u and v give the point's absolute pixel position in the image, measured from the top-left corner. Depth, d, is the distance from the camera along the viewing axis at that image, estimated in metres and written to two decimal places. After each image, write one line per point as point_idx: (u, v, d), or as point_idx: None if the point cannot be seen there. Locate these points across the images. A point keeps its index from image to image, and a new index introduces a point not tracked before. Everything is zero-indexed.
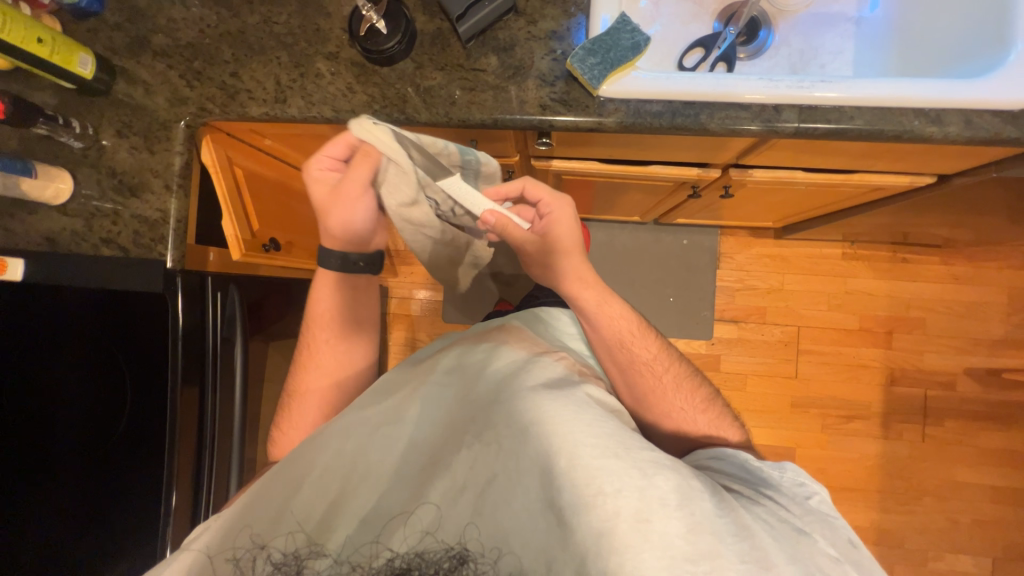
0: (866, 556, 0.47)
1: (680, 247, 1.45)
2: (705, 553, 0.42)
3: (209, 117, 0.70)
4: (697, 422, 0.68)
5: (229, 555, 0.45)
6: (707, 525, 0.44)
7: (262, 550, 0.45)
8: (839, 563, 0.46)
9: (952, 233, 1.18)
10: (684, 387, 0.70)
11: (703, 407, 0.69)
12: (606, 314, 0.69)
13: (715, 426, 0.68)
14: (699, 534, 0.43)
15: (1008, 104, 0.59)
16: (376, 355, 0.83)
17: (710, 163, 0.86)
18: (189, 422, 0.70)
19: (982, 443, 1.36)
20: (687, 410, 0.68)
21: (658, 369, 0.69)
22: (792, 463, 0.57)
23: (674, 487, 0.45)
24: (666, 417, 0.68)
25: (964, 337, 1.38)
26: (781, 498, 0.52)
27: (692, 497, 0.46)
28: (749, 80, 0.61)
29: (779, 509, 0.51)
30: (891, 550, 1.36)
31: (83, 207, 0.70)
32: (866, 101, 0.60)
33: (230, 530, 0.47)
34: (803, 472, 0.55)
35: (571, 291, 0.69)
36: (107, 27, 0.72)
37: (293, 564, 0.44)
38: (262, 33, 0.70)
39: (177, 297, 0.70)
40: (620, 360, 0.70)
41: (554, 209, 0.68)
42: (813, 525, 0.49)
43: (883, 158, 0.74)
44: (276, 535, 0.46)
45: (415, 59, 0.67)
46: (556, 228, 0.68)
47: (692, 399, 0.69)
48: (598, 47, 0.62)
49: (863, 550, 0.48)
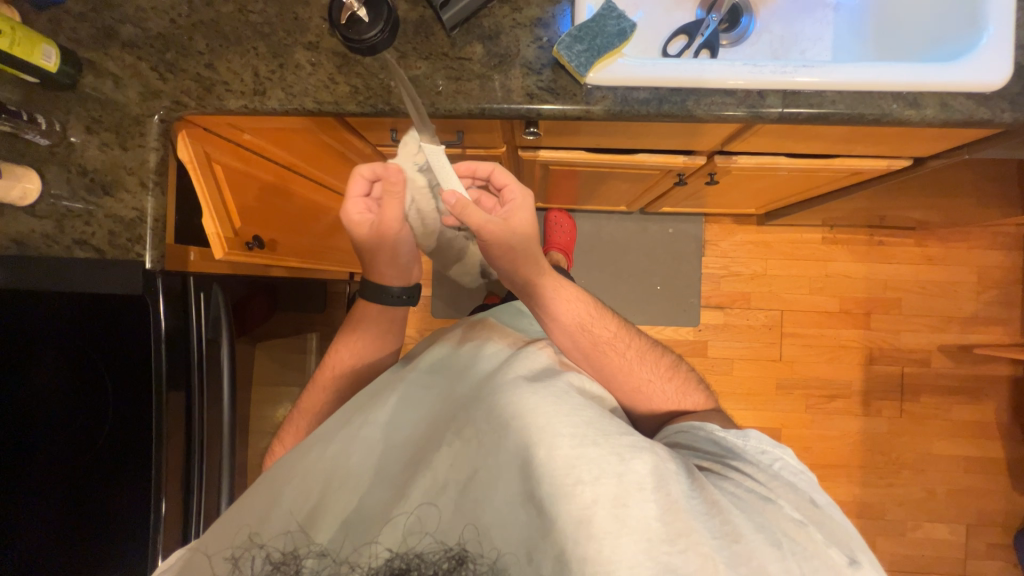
0: (826, 515, 0.49)
1: (666, 236, 1.47)
2: (681, 532, 0.42)
3: (184, 110, 0.67)
4: (666, 391, 0.70)
5: (227, 554, 0.42)
6: (682, 504, 0.44)
7: (261, 550, 0.42)
8: (804, 526, 0.47)
9: (926, 216, 1.22)
10: (648, 358, 0.72)
11: (667, 375, 0.71)
12: (561, 301, 0.69)
13: (681, 392, 0.70)
14: (675, 514, 0.43)
15: (981, 86, 0.61)
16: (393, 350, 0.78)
17: (694, 150, 0.87)
18: (177, 430, 0.66)
19: (956, 416, 1.42)
20: (656, 381, 0.70)
21: (620, 346, 0.70)
22: (756, 430, 0.58)
23: (650, 470, 0.46)
24: (637, 393, 0.69)
25: (938, 315, 1.43)
26: (747, 468, 0.54)
27: (667, 478, 0.46)
28: (733, 66, 0.62)
29: (746, 480, 0.52)
30: (872, 522, 1.42)
31: (53, 208, 0.66)
32: (846, 86, 0.61)
33: (227, 532, 0.44)
34: (766, 438, 0.56)
35: (530, 278, 0.67)
36: (71, 17, 0.68)
37: (292, 564, 0.41)
38: (236, 22, 0.67)
39: (158, 299, 0.66)
40: (583, 345, 0.69)
41: (518, 196, 0.65)
42: (778, 491, 0.51)
43: (862, 142, 0.76)
44: (274, 534, 0.43)
45: (398, 49, 0.66)
46: (517, 215, 0.64)
47: (657, 368, 0.71)
48: (584, 34, 0.61)
49: (824, 509, 0.50)
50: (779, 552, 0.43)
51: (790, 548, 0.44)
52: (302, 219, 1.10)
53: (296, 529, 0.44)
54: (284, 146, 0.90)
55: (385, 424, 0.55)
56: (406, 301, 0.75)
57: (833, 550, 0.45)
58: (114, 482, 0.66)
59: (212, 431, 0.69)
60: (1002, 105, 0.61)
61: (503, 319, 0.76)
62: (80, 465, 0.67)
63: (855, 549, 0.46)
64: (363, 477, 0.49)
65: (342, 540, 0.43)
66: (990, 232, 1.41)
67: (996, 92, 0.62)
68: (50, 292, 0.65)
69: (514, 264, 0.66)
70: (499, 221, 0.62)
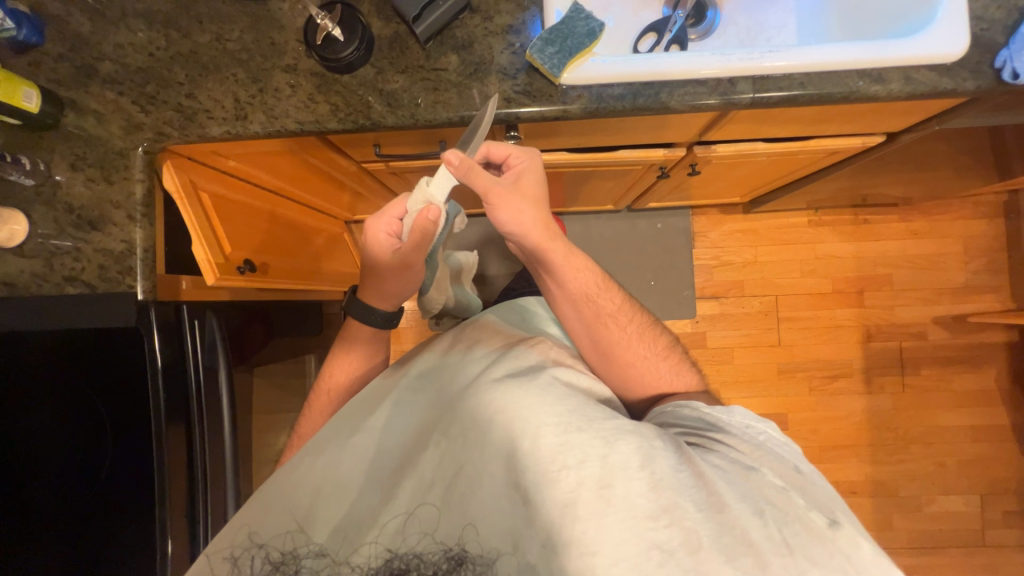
0: (809, 481, 0.49)
1: (655, 231, 1.48)
2: (666, 507, 0.42)
3: (167, 141, 0.68)
4: (661, 369, 0.71)
5: (227, 555, 0.43)
6: (667, 481, 0.44)
7: (261, 549, 0.43)
8: (785, 490, 0.47)
9: (907, 191, 1.24)
10: (648, 336, 0.72)
11: (664, 354, 0.72)
12: (573, 268, 0.68)
13: (676, 371, 0.71)
14: (659, 490, 0.43)
15: (941, 58, 0.62)
16: (380, 356, 0.79)
17: (674, 143, 0.89)
18: (178, 465, 0.64)
19: (958, 386, 1.43)
20: (651, 359, 0.71)
21: (622, 321, 0.71)
22: (740, 407, 0.59)
23: (635, 449, 0.46)
24: (632, 369, 0.70)
25: (930, 288, 1.45)
26: (731, 439, 0.54)
27: (653, 455, 0.46)
28: (702, 56, 0.64)
29: (730, 451, 0.52)
30: (886, 500, 1.41)
31: (41, 247, 0.65)
32: (813, 67, 0.63)
33: (229, 529, 0.45)
34: (750, 413, 0.57)
35: (538, 245, 0.65)
36: (50, 59, 0.69)
37: (292, 563, 0.42)
38: (214, 51, 0.69)
39: (152, 333, 0.65)
40: (586, 315, 0.70)
41: (524, 161, 0.64)
42: (762, 460, 0.51)
43: (834, 122, 0.78)
44: (274, 534, 0.44)
45: (375, 65, 0.67)
46: (524, 179, 0.63)
47: (654, 347, 0.72)
48: (554, 37, 0.63)
49: (807, 476, 0.50)
50: (761, 521, 0.43)
51: (772, 516, 0.44)
52: (293, 241, 1.11)
53: (296, 528, 0.44)
54: (269, 170, 0.90)
55: (375, 433, 0.54)
56: (387, 323, 0.76)
57: (814, 513, 0.45)
58: (117, 515, 0.66)
59: (216, 458, 0.69)
60: (964, 75, 0.63)
61: (500, 317, 0.78)
62: (86, 500, 0.66)
63: (836, 512, 0.46)
64: (354, 481, 0.48)
65: (339, 540, 0.43)
66: (970, 202, 1.44)
67: (956, 63, 0.63)
68: (40, 330, 0.64)
69: (523, 226, 0.62)
70: (508, 185, 0.61)
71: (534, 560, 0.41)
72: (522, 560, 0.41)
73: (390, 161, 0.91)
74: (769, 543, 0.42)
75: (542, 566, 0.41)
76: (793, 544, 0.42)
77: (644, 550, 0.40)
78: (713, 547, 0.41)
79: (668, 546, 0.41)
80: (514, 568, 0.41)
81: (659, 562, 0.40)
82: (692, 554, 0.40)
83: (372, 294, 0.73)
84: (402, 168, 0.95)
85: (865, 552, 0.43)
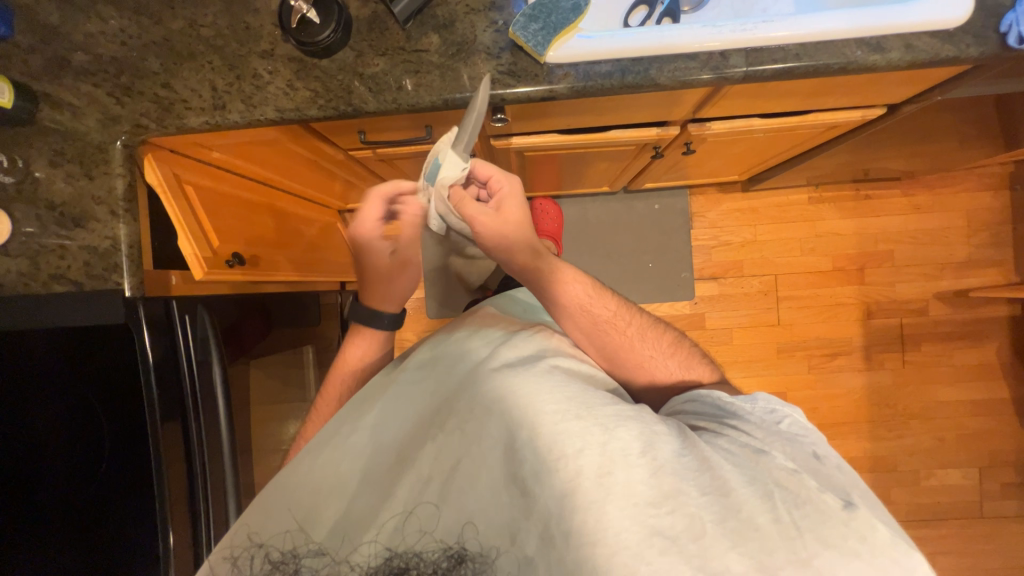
0: (831, 468, 0.47)
1: (653, 212, 1.46)
2: (667, 493, 0.42)
3: (146, 133, 0.67)
4: (669, 366, 0.69)
5: (226, 554, 0.43)
6: (669, 467, 0.44)
7: (261, 549, 0.43)
8: (797, 474, 0.45)
9: (909, 165, 1.21)
10: (649, 334, 0.71)
11: (670, 351, 0.71)
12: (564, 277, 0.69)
13: (683, 366, 0.69)
14: (661, 476, 0.43)
15: (943, 23, 0.60)
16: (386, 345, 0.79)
17: (667, 121, 0.86)
18: (176, 459, 0.65)
19: (958, 360, 1.42)
20: (658, 357, 0.70)
21: (622, 324, 0.70)
22: (763, 393, 0.56)
23: (635, 435, 0.46)
24: (640, 369, 0.68)
25: (931, 263, 1.43)
26: (744, 426, 0.52)
27: (654, 442, 0.46)
28: (694, 29, 0.61)
29: (741, 436, 0.51)
30: (885, 475, 1.42)
31: (25, 246, 0.64)
32: (810, 37, 0.60)
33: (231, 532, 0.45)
34: (773, 398, 0.55)
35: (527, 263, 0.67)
36: (21, 52, 0.67)
37: (291, 562, 0.42)
38: (189, 38, 0.66)
39: (140, 328, 0.64)
40: (585, 323, 0.69)
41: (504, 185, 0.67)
42: (774, 444, 0.50)
43: (832, 95, 0.76)
44: (274, 533, 0.44)
45: (354, 47, 0.65)
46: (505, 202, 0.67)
47: (659, 345, 0.71)
48: (538, 13, 0.60)
49: (830, 463, 0.48)
50: (769, 504, 0.42)
51: (781, 498, 0.43)
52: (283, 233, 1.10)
53: (295, 528, 0.44)
54: (253, 160, 0.89)
55: (374, 429, 0.54)
56: (388, 321, 0.77)
57: (827, 494, 0.43)
58: (120, 505, 0.67)
59: (212, 452, 0.68)
60: (967, 40, 0.60)
61: (504, 308, 0.77)
62: (89, 492, 0.68)
63: (851, 493, 0.44)
64: (353, 481, 0.48)
65: (339, 539, 0.43)
66: (974, 173, 1.41)
67: (960, 28, 0.61)
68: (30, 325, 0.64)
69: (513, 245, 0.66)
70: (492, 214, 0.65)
71: (532, 554, 0.41)
72: (519, 553, 0.42)
73: (377, 148, 0.89)
74: (777, 528, 0.41)
75: (540, 558, 0.41)
76: (803, 526, 0.41)
77: (646, 538, 0.40)
78: (717, 532, 0.40)
79: (672, 532, 0.40)
80: (509, 566, 0.42)
81: (661, 549, 0.40)
82: (695, 540, 0.40)
83: (377, 299, 0.77)
84: (390, 154, 0.93)
85: (883, 536, 0.41)
